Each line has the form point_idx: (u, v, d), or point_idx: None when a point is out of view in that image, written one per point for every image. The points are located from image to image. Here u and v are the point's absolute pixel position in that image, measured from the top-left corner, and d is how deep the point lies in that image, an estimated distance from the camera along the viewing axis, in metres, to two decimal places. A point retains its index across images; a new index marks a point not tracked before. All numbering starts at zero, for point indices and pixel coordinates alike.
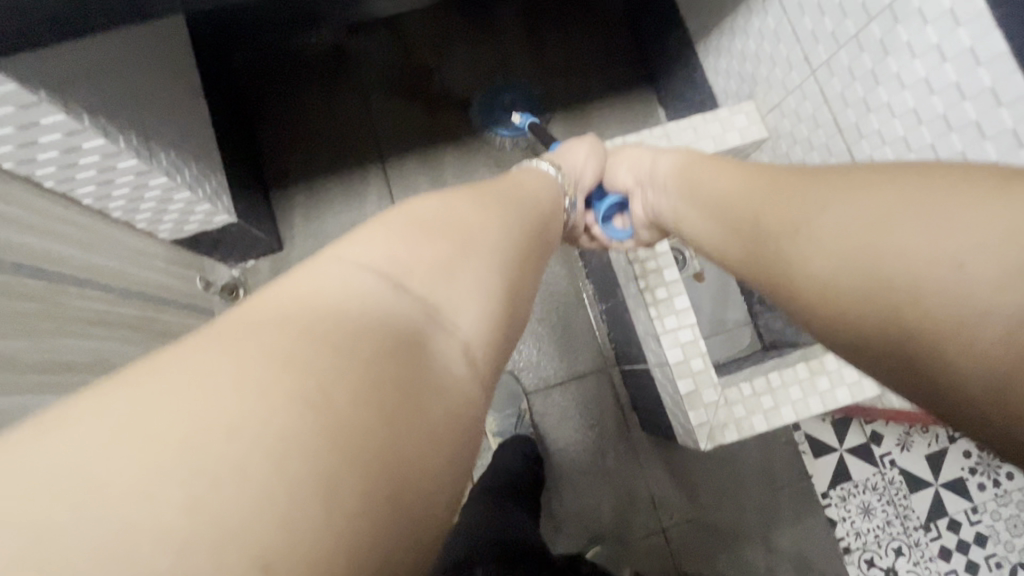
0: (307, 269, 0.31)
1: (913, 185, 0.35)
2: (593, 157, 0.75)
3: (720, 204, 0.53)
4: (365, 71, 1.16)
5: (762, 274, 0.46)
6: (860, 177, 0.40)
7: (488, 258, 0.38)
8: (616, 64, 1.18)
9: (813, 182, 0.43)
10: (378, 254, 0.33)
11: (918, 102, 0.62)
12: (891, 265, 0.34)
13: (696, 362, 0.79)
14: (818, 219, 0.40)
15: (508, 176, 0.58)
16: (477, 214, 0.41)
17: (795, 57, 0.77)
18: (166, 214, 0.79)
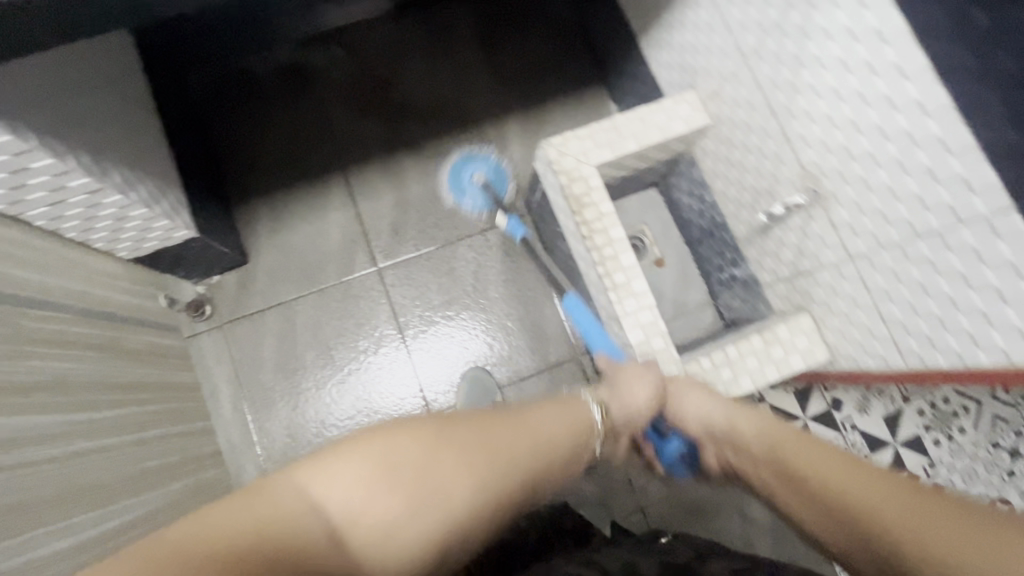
0: (278, 494, 0.44)
1: (953, 521, 0.46)
2: (647, 390, 0.74)
3: (790, 472, 0.63)
4: (320, 82, 1.17)
5: (854, 544, 0.54)
6: (912, 504, 0.50)
7: (430, 515, 0.50)
8: (567, 64, 1.21)
9: (884, 496, 0.53)
10: (337, 499, 0.46)
11: (837, 81, 0.66)
12: (906, 518, 0.50)
13: (657, 341, 0.83)
14: (897, 534, 0.49)
15: (527, 411, 0.65)
16: (452, 471, 0.53)
17: (728, 47, 0.82)
18: (124, 232, 0.78)
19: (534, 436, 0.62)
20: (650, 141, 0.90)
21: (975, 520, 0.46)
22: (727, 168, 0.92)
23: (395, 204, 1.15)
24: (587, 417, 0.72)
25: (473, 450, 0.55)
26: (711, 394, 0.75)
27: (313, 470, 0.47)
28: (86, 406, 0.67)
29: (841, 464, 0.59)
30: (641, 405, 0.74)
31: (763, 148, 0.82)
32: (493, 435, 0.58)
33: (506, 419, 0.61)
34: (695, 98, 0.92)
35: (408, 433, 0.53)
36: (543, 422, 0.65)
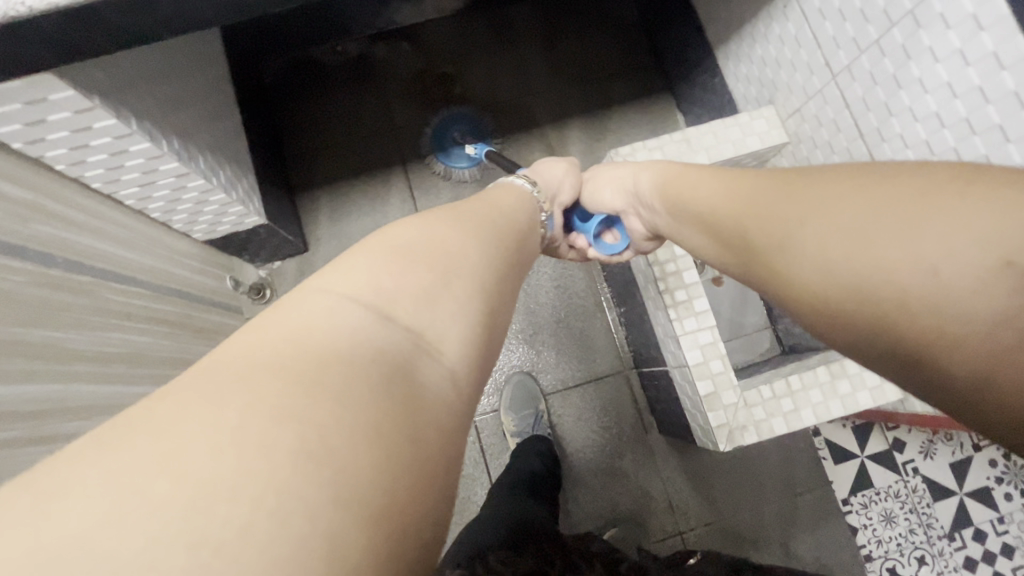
0: (292, 303, 0.31)
1: (870, 204, 0.37)
2: (570, 175, 0.78)
3: (707, 218, 0.54)
4: (389, 78, 1.19)
5: (761, 275, 0.46)
6: (839, 190, 0.40)
7: (471, 287, 0.38)
8: (636, 71, 1.19)
9: (787, 194, 0.44)
10: (364, 284, 0.33)
11: (941, 106, 0.62)
12: (884, 241, 0.35)
13: (716, 363, 0.80)
14: (807, 243, 0.40)
15: (486, 196, 0.59)
16: (455, 237, 0.42)
17: (816, 62, 0.78)
18: (202, 215, 0.82)
19: (503, 219, 0.53)
20: (722, 156, 0.87)
21: (921, 192, 0.35)
22: None
23: (453, 201, 1.16)
24: (525, 197, 0.65)
25: (463, 222, 0.45)
26: (623, 164, 0.74)
27: (322, 278, 0.34)
28: (156, 379, 0.71)
29: (827, 208, 0.40)
30: (562, 183, 0.76)
31: (847, 170, 0.79)
32: (466, 212, 0.49)
33: (474, 207, 0.52)
34: (774, 114, 0.88)
35: (399, 224, 0.41)
36: (500, 201, 0.58)
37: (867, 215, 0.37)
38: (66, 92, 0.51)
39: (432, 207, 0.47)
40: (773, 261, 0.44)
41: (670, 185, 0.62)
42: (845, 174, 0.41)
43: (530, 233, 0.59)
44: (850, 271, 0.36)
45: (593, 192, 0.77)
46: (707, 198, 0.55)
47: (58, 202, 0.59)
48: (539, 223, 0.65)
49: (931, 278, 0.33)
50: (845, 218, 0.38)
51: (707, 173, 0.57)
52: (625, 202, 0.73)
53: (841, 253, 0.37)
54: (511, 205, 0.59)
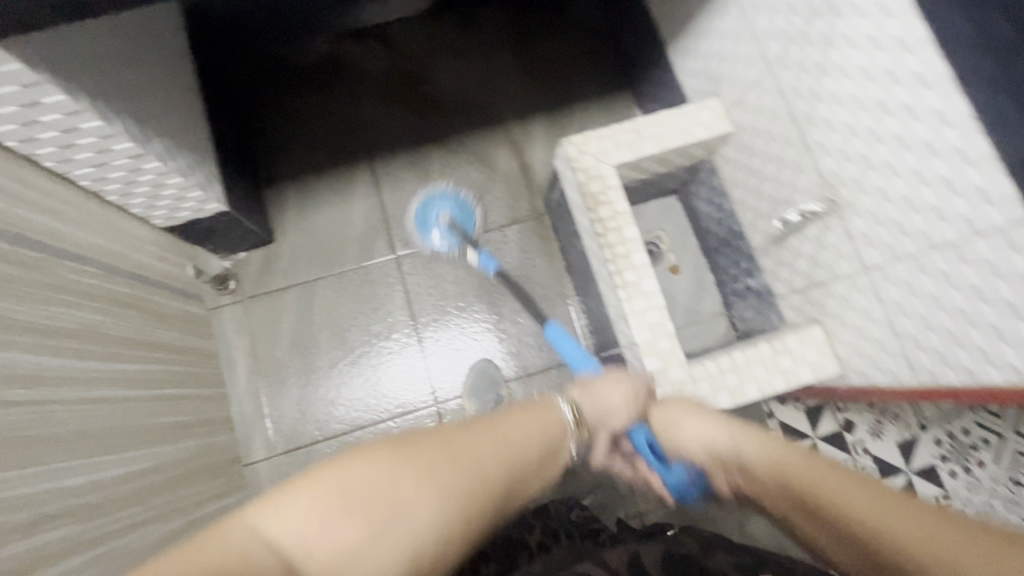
0: (226, 527, 0.41)
1: (928, 517, 0.47)
2: (624, 399, 0.77)
3: (774, 464, 0.61)
4: (355, 74, 1.21)
5: (826, 534, 0.54)
6: (904, 504, 0.49)
7: (392, 540, 0.46)
8: (596, 70, 1.23)
9: (848, 481, 0.54)
10: (295, 529, 0.43)
11: (859, 90, 0.66)
12: (908, 541, 0.45)
13: (664, 341, 0.84)
14: (866, 525, 0.49)
15: (502, 413, 0.65)
16: (413, 486, 0.49)
17: (753, 54, 0.82)
18: (160, 200, 0.83)
19: (500, 445, 0.58)
20: (670, 144, 0.91)
21: (950, 526, 0.45)
22: (746, 176, 0.92)
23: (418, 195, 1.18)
24: (560, 423, 0.69)
25: (432, 459, 0.52)
26: (709, 417, 0.70)
27: (268, 508, 0.44)
28: (113, 356, 0.72)
29: (871, 502, 0.51)
30: (619, 410, 0.77)
31: (783, 156, 0.82)
32: (459, 448, 0.55)
33: (470, 431, 0.58)
34: (719, 105, 0.92)
35: (363, 457, 0.50)
36: (511, 424, 0.63)
37: (887, 512, 0.49)
38: (12, 65, 0.52)
39: (416, 434, 0.55)
40: (817, 512, 0.54)
41: (738, 445, 0.66)
42: (930, 503, 0.49)
43: (528, 475, 0.61)
44: (917, 566, 0.44)
45: (669, 430, 0.76)
46: (758, 456, 0.63)
47: (7, 175, 0.60)
48: (557, 457, 0.67)
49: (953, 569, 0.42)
50: (898, 525, 0.47)
51: (793, 448, 0.62)
52: (706, 454, 0.70)
53: (866, 529, 0.49)
54: (520, 426, 0.63)
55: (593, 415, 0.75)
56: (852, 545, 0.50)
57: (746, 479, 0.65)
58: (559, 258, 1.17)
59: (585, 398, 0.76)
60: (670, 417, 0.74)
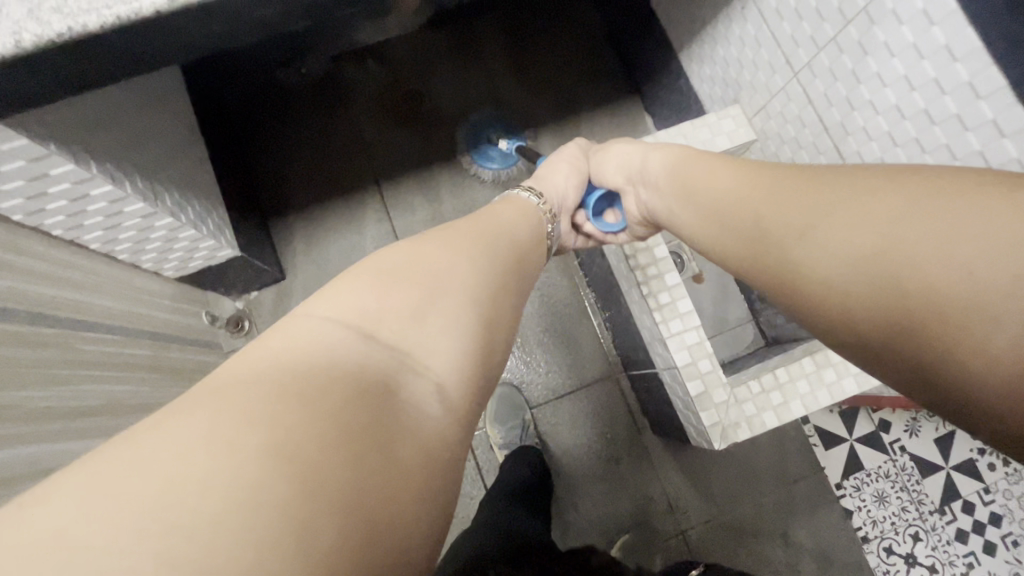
0: (280, 330, 0.36)
1: (920, 200, 0.37)
2: (575, 172, 0.78)
3: (730, 206, 0.53)
4: (356, 97, 1.18)
5: (774, 279, 0.46)
6: (892, 197, 0.39)
7: (459, 298, 0.42)
8: (602, 75, 1.20)
9: (823, 186, 0.45)
10: (347, 308, 0.38)
11: (900, 98, 0.64)
12: (907, 257, 0.35)
13: (704, 363, 0.81)
14: (821, 238, 0.41)
15: (488, 205, 0.61)
16: (448, 256, 0.45)
17: (776, 61, 0.80)
18: (172, 253, 0.79)
19: (507, 236, 0.54)
20: None
21: (947, 204, 0.36)
22: None
23: (430, 219, 1.15)
24: (529, 203, 0.67)
25: (454, 241, 0.47)
26: (636, 146, 0.74)
27: (311, 305, 0.38)
28: (129, 428, 0.68)
29: (810, 223, 0.43)
30: (567, 188, 0.77)
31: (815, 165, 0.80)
32: (467, 233, 0.50)
33: (477, 224, 0.53)
34: (739, 113, 0.90)
35: (388, 251, 0.44)
36: (499, 209, 0.60)
37: (901, 219, 0.37)
38: (18, 140, 0.49)
39: (428, 231, 0.49)
40: (793, 289, 0.44)
41: (685, 177, 0.61)
42: (920, 184, 0.38)
43: (534, 249, 0.59)
44: (917, 287, 0.34)
45: (599, 164, 0.79)
46: (727, 185, 0.55)
47: (20, 252, 0.57)
48: (544, 236, 0.65)
49: (931, 261, 0.34)
50: (867, 230, 0.38)
51: (751, 175, 0.53)
52: (625, 180, 0.75)
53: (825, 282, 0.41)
54: (518, 224, 0.60)
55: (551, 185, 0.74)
56: (810, 311, 0.42)
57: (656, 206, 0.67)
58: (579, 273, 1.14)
59: (540, 179, 0.75)
60: (644, 164, 0.70)
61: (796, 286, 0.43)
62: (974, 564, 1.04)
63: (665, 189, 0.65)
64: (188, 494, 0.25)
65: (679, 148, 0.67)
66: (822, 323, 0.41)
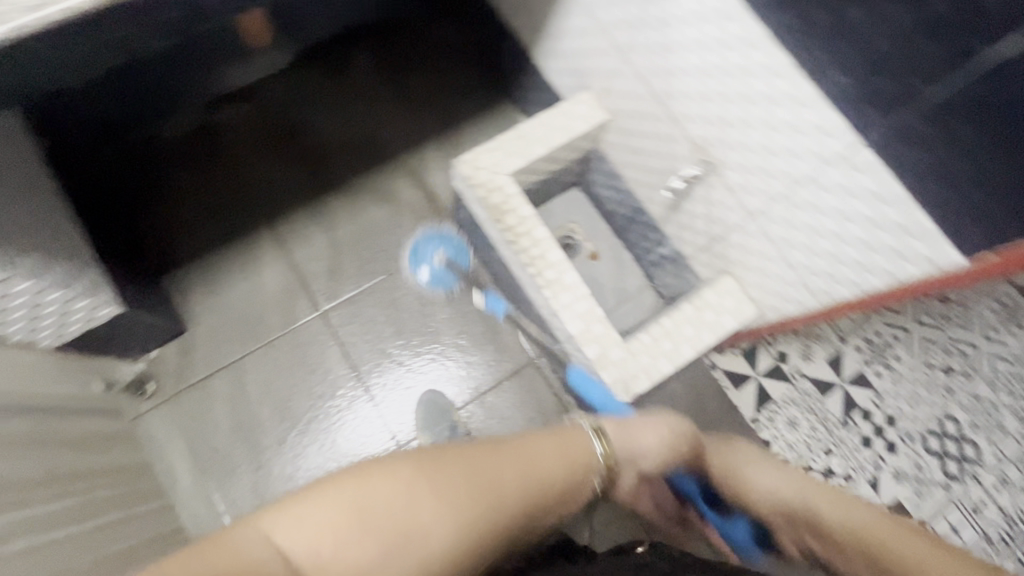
0: (232, 535, 0.39)
1: (916, 540, 0.51)
2: (661, 439, 0.70)
3: (787, 502, 0.67)
4: (233, 140, 1.17)
5: (870, 553, 0.54)
6: (899, 529, 0.54)
7: (409, 562, 0.43)
8: (472, 84, 1.26)
9: (852, 506, 0.61)
10: (302, 543, 0.40)
11: (700, 59, 0.73)
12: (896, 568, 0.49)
13: (598, 327, 0.87)
14: (874, 547, 0.53)
15: (532, 437, 0.58)
16: (430, 511, 0.46)
17: (606, 45, 0.88)
18: (42, 319, 0.77)
19: (532, 491, 0.54)
20: (556, 143, 0.95)
21: (931, 539, 0.50)
22: (631, 156, 0.98)
23: (328, 247, 1.16)
24: (586, 448, 0.62)
25: (452, 483, 0.48)
26: (786, 470, 0.70)
27: (272, 519, 0.41)
28: (33, 499, 0.65)
29: (897, 536, 0.53)
30: (646, 454, 0.69)
31: (657, 131, 0.88)
32: (480, 468, 0.51)
33: (506, 454, 0.54)
34: (590, 97, 0.98)
35: (376, 472, 0.46)
36: (538, 454, 0.56)
37: (894, 538, 0.52)
38: None
39: (445, 454, 0.51)
40: (851, 554, 0.57)
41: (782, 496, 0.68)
42: (907, 522, 0.55)
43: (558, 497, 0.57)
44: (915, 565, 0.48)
45: (734, 473, 0.73)
46: (769, 481, 0.70)
47: None
48: (587, 477, 0.61)
49: (912, 557, 0.49)
50: (885, 538, 0.53)
51: (811, 480, 0.67)
52: (777, 504, 0.68)
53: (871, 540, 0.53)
54: (549, 448, 0.58)
55: (621, 452, 0.66)
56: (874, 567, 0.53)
57: (794, 526, 0.66)
58: (483, 272, 1.18)
59: (618, 428, 0.67)
60: (744, 475, 0.72)
61: (862, 551, 0.55)
62: (883, 466, 1.15)
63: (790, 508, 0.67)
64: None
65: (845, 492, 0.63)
66: None
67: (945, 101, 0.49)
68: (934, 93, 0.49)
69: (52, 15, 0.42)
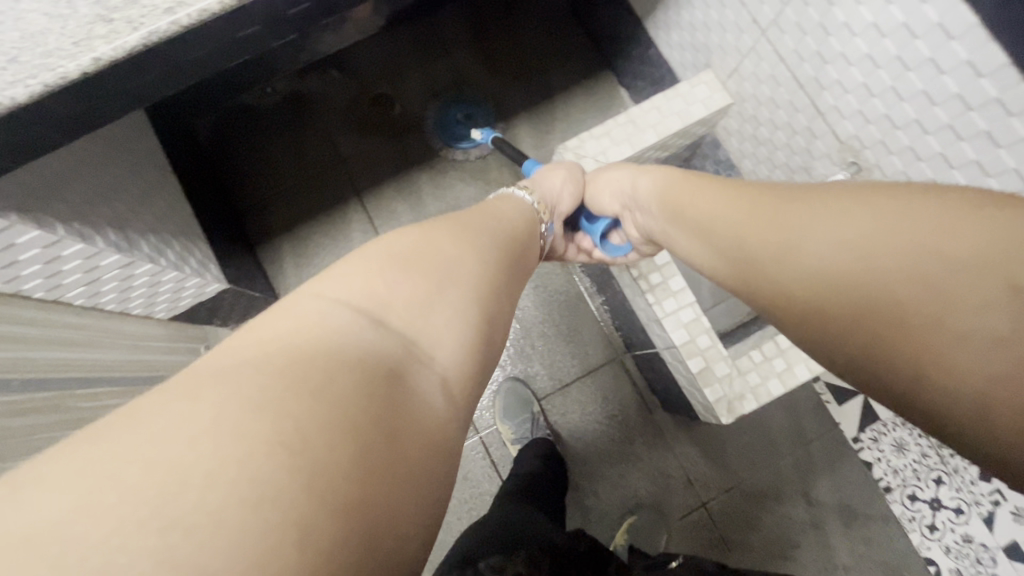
0: (287, 306, 0.36)
1: (866, 209, 0.39)
2: (571, 182, 0.73)
3: (683, 209, 0.55)
4: (327, 111, 1.16)
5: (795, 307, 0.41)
6: (855, 203, 0.40)
7: (467, 293, 0.42)
8: (571, 53, 1.17)
9: (818, 219, 0.41)
10: (354, 290, 0.38)
11: (870, 47, 0.61)
12: (884, 266, 0.36)
13: (703, 339, 0.80)
14: (805, 243, 0.41)
15: (483, 203, 0.60)
16: (454, 248, 0.45)
17: (743, 21, 0.77)
18: (159, 295, 0.79)
19: (517, 242, 0.55)
20: (670, 130, 0.86)
21: (930, 207, 0.36)
22: (755, 146, 0.88)
23: (415, 225, 1.14)
24: (527, 206, 0.65)
25: (461, 230, 0.48)
26: (625, 167, 0.69)
27: (315, 284, 0.38)
28: None
29: (876, 207, 0.39)
30: (559, 194, 0.72)
31: (793, 123, 0.77)
32: (466, 223, 0.51)
33: (488, 213, 0.56)
34: (713, 78, 0.87)
35: (390, 236, 0.44)
36: (501, 210, 0.59)
37: (859, 222, 0.39)
38: None
39: (445, 215, 0.50)
40: (766, 271, 0.44)
41: (663, 197, 0.59)
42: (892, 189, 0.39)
43: (534, 244, 0.60)
44: (844, 305, 0.37)
45: (595, 194, 0.73)
46: (656, 188, 0.61)
47: (19, 320, 0.57)
48: (541, 237, 0.64)
49: (935, 269, 0.34)
50: (859, 231, 0.38)
51: (690, 178, 0.57)
52: (619, 208, 0.70)
53: (749, 241, 0.46)
54: (523, 217, 0.61)
55: (543, 193, 0.70)
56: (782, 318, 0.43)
57: (644, 218, 0.64)
58: None
59: (533, 183, 0.71)
60: (602, 184, 0.71)
61: (777, 261, 0.43)
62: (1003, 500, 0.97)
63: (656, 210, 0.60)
64: (193, 479, 0.26)
65: (674, 169, 0.62)
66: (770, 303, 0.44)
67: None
68: None
69: (186, 18, 0.40)
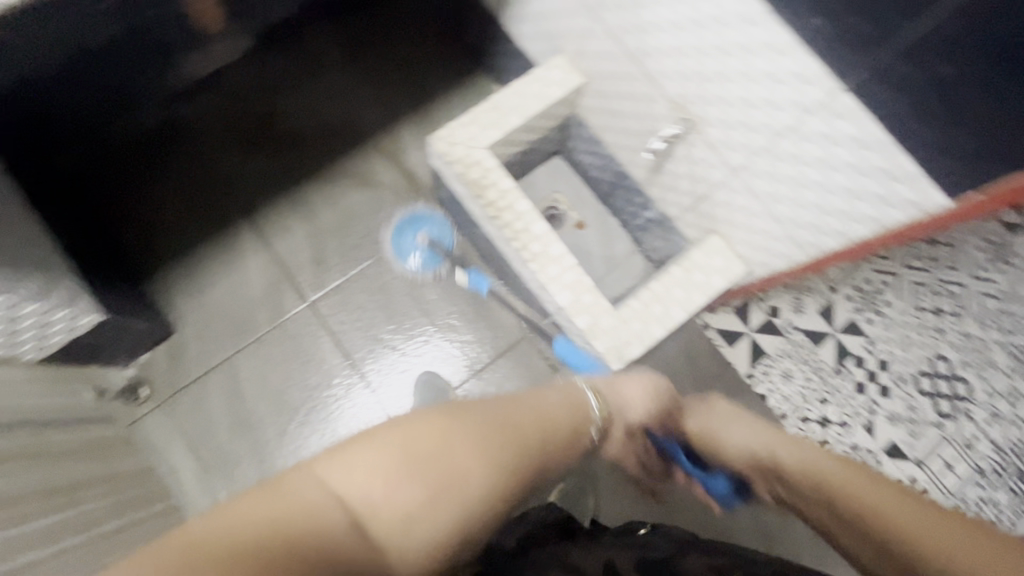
0: (297, 482, 0.43)
1: (929, 509, 0.47)
2: (646, 399, 0.73)
3: (772, 458, 0.62)
4: (203, 135, 1.13)
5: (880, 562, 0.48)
6: (921, 502, 0.48)
7: (455, 500, 0.49)
8: (443, 55, 1.22)
9: (897, 498, 0.49)
10: (360, 486, 0.45)
11: (673, 13, 0.70)
12: (935, 553, 0.44)
13: (586, 297, 0.86)
14: (890, 513, 0.48)
15: (532, 390, 0.64)
16: (463, 451, 0.50)
17: (576, 4, 0.84)
18: (20, 332, 0.74)
19: (544, 443, 0.58)
20: (532, 112, 0.92)
21: (976, 534, 0.44)
22: (611, 118, 0.96)
23: (310, 236, 1.14)
24: (580, 397, 0.67)
25: (490, 436, 0.53)
26: (745, 419, 0.68)
27: (331, 464, 0.45)
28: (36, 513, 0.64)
29: (927, 510, 0.47)
30: (637, 420, 0.73)
31: (634, 91, 0.85)
32: (505, 425, 0.55)
33: (525, 404, 0.60)
34: (564, 60, 0.94)
35: (417, 423, 0.50)
36: (545, 402, 0.62)
37: (914, 512, 0.47)
38: None
39: (478, 407, 0.55)
40: (848, 523, 0.51)
41: (769, 444, 0.63)
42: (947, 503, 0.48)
43: (565, 449, 0.62)
44: (909, 559, 0.45)
45: (710, 434, 0.70)
46: (743, 436, 0.67)
47: None
48: (582, 440, 0.64)
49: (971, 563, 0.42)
50: (906, 517, 0.47)
51: (787, 436, 0.63)
52: (742, 463, 0.67)
53: (852, 498, 0.51)
54: (564, 402, 0.64)
55: (611, 401, 0.70)
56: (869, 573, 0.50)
57: (786, 490, 0.60)
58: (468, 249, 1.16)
59: (607, 386, 0.72)
60: (707, 422, 0.71)
61: (857, 520, 0.50)
62: (875, 410, 1.13)
63: (758, 446, 0.64)
64: None
65: (776, 424, 0.67)
66: (852, 546, 0.51)
67: (925, 36, 0.47)
68: (912, 30, 0.47)
69: None
